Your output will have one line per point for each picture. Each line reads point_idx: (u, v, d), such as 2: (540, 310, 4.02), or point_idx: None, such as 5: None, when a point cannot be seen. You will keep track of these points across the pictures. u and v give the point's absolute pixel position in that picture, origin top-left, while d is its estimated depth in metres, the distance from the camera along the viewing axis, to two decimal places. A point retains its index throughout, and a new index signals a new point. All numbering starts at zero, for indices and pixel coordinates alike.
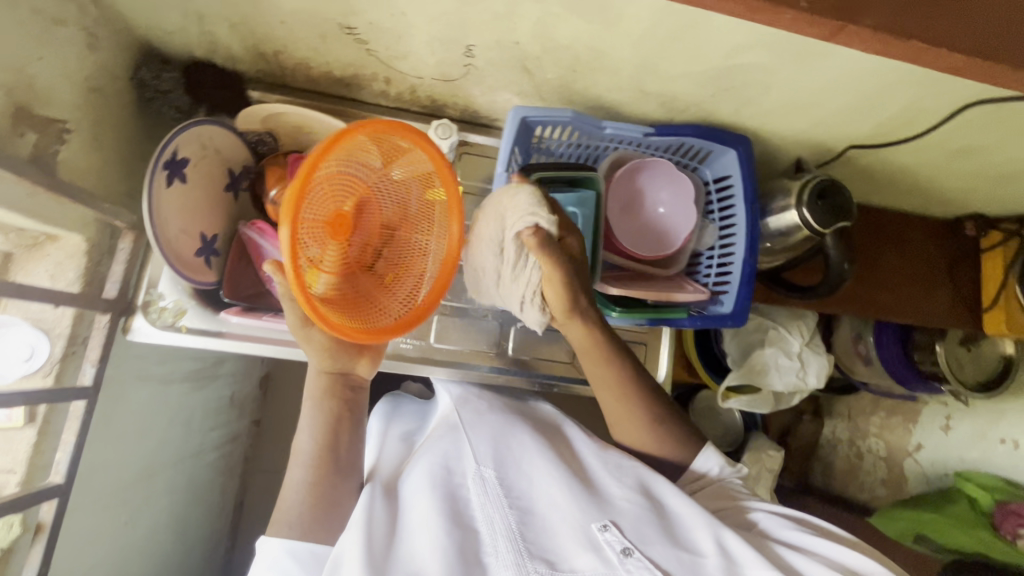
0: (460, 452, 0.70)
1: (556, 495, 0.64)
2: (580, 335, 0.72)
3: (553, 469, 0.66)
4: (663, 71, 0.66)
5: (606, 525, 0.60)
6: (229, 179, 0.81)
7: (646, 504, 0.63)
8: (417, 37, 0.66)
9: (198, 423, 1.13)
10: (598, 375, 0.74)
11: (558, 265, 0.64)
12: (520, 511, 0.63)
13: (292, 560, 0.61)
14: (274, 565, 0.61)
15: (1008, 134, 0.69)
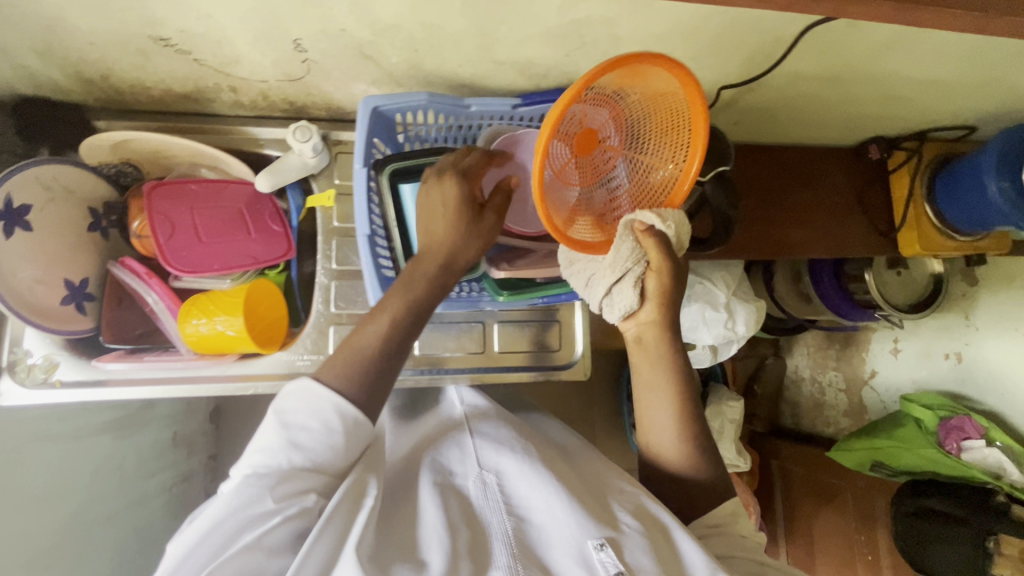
0: (466, 454, 0.68)
1: (553, 504, 0.60)
2: (652, 342, 0.71)
3: (554, 480, 0.63)
4: (506, 38, 0.63)
5: (602, 544, 0.57)
6: (91, 218, 0.76)
7: (642, 529, 0.60)
8: (239, 39, 0.61)
9: (136, 471, 1.09)
10: (656, 390, 0.71)
11: (666, 263, 0.65)
12: (516, 519, 0.59)
13: (332, 415, 0.54)
14: (314, 412, 0.54)
15: (870, 51, 0.66)
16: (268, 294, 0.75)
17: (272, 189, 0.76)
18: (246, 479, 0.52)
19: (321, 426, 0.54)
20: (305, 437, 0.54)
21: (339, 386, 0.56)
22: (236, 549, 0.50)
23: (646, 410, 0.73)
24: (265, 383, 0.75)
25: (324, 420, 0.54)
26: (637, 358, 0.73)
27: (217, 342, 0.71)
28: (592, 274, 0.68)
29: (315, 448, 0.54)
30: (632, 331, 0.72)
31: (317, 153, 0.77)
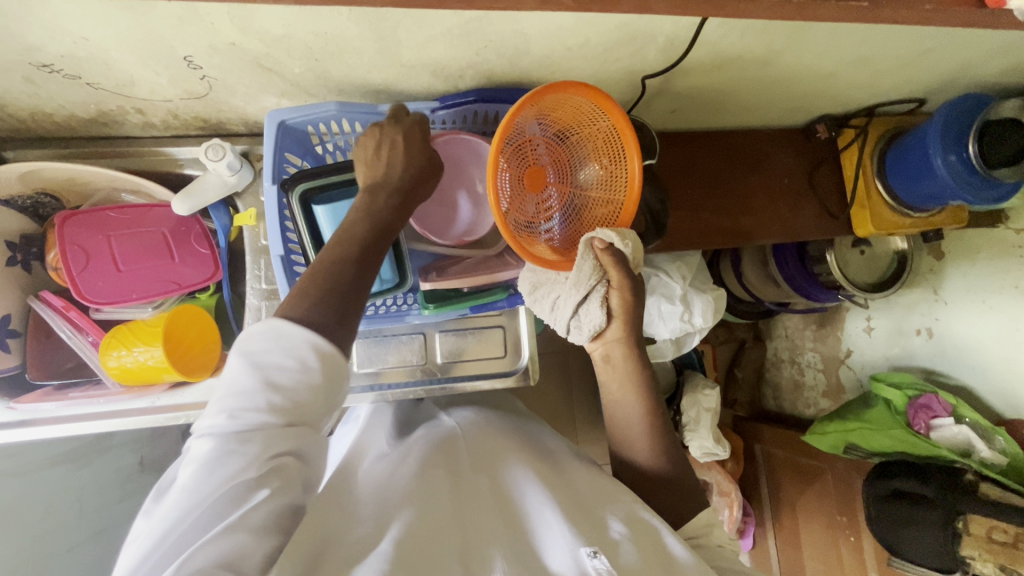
0: (463, 462, 0.68)
1: (546, 514, 0.58)
2: (620, 359, 0.69)
3: (548, 495, 0.61)
4: (406, 41, 0.60)
5: (595, 551, 0.53)
6: (9, 253, 0.73)
7: (632, 535, 0.57)
8: (126, 60, 0.58)
9: (96, 501, 1.07)
10: (625, 403, 0.69)
11: (627, 281, 0.64)
12: (508, 524, 0.57)
13: (308, 352, 0.47)
14: (287, 352, 0.47)
15: (791, 33, 0.64)
16: (194, 317, 0.73)
17: (190, 212, 0.74)
18: (216, 440, 0.45)
19: (298, 369, 0.47)
20: (281, 378, 0.47)
21: (308, 320, 0.49)
22: (217, 530, 0.45)
23: (615, 421, 0.71)
24: (195, 410, 0.73)
25: (300, 358, 0.47)
26: (605, 376, 0.71)
27: (141, 373, 0.70)
28: (557, 295, 0.67)
29: (294, 390, 0.47)
30: (600, 351, 0.70)
31: (235, 173, 0.74)
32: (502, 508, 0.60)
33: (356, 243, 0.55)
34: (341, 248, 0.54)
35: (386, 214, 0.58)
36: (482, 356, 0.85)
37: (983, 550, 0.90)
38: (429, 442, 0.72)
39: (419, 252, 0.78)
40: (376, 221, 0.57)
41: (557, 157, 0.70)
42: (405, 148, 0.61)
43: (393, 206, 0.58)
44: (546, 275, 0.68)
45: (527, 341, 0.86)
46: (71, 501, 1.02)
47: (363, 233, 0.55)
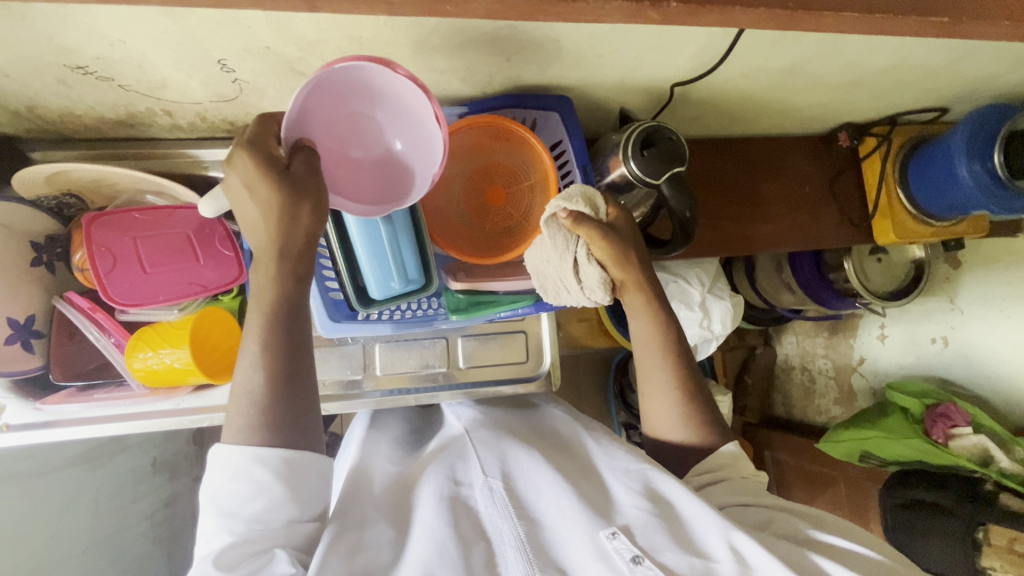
0: (468, 463, 0.66)
1: (560, 501, 0.59)
2: (638, 308, 0.70)
3: (561, 480, 0.61)
4: (440, 46, 0.60)
5: (614, 533, 0.55)
6: (34, 254, 0.73)
7: (653, 508, 0.58)
8: (160, 63, 0.58)
9: (109, 503, 1.07)
10: (651, 365, 0.70)
11: (600, 229, 0.65)
12: (529, 521, 0.57)
13: (247, 461, 0.51)
14: (233, 471, 0.51)
15: (822, 42, 0.64)
16: (218, 318, 0.73)
17: None
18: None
19: (247, 484, 0.50)
20: (234, 502, 0.51)
21: (250, 437, 0.52)
22: None
23: (649, 406, 0.71)
24: (218, 413, 0.73)
25: (238, 475, 0.51)
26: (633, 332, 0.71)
27: (168, 375, 0.70)
28: (560, 279, 0.68)
29: (247, 504, 0.51)
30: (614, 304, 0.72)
31: None
32: (513, 498, 0.60)
33: (282, 334, 0.54)
34: (256, 351, 0.53)
35: (279, 290, 0.54)
36: (502, 361, 0.85)
37: (1005, 561, 0.90)
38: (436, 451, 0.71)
39: (443, 255, 0.78)
40: (278, 300, 0.54)
41: (501, 165, 0.73)
42: (253, 196, 0.50)
43: (300, 272, 0.55)
44: (535, 266, 0.69)
45: (548, 346, 0.86)
46: (86, 502, 1.02)
47: (278, 325, 0.54)
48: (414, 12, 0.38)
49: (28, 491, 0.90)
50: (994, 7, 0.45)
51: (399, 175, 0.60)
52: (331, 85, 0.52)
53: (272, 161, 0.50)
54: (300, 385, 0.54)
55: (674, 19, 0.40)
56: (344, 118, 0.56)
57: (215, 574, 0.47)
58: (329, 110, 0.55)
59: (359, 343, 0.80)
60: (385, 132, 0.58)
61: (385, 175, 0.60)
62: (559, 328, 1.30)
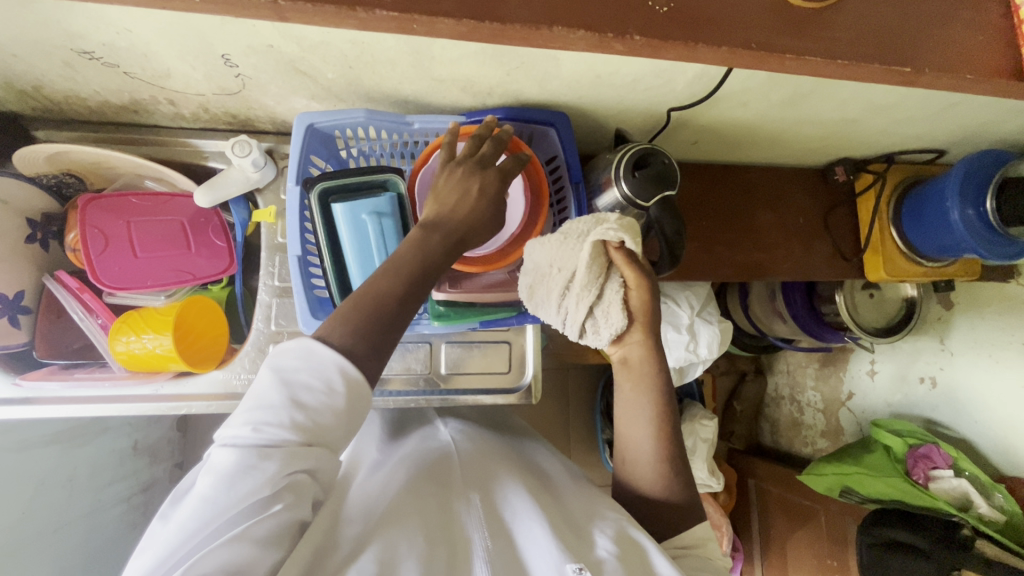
0: (450, 479, 0.66)
1: (533, 529, 0.58)
2: (637, 363, 0.68)
3: (537, 510, 0.61)
4: (440, 57, 0.61)
5: (582, 567, 0.53)
6: (29, 230, 0.75)
7: (619, 551, 0.57)
8: (165, 53, 0.60)
9: (86, 482, 1.07)
10: (635, 408, 0.68)
11: (643, 280, 0.63)
12: (496, 539, 0.57)
13: (338, 377, 0.48)
14: (318, 370, 0.48)
15: (818, 79, 0.65)
16: (203, 309, 0.74)
17: (211, 204, 0.74)
18: (236, 452, 0.45)
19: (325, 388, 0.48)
20: (307, 397, 0.48)
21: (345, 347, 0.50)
22: (227, 538, 0.45)
23: (626, 442, 0.70)
24: (198, 403, 0.73)
25: (325, 379, 0.48)
26: (621, 379, 0.70)
27: (148, 360, 0.70)
28: (562, 293, 0.64)
29: (317, 410, 0.47)
30: (618, 353, 0.70)
31: (260, 168, 0.75)
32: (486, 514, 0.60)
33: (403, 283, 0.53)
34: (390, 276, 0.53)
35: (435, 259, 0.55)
36: (486, 369, 0.85)
37: None
38: (419, 462, 0.70)
39: None
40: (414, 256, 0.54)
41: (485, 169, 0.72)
42: (474, 190, 0.58)
43: (443, 246, 0.56)
44: (542, 265, 0.64)
45: (533, 357, 0.86)
46: (64, 481, 1.02)
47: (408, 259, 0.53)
48: (393, 26, 0.39)
49: (8, 464, 0.91)
50: (965, 60, 0.46)
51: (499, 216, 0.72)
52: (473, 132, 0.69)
53: (499, 182, 0.60)
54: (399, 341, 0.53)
55: (639, 50, 0.42)
56: None
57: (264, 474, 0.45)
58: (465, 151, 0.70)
59: None
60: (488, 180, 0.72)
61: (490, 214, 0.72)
62: (548, 341, 1.30)
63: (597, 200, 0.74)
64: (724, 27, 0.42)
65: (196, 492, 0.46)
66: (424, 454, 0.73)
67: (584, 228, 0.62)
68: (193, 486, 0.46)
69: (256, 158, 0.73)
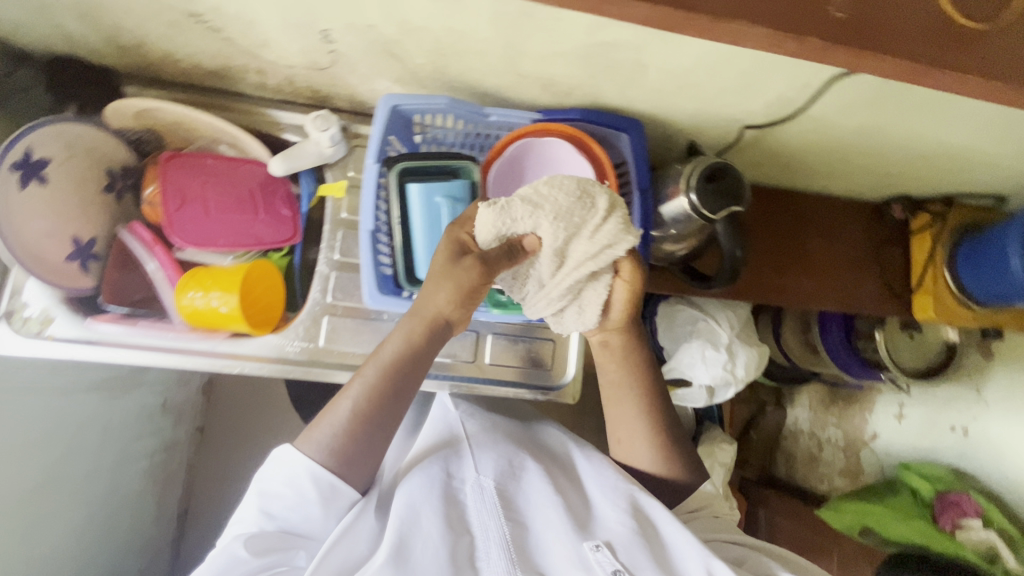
0: (463, 462, 0.69)
1: (550, 513, 0.63)
2: (616, 347, 0.72)
3: (552, 491, 0.65)
4: (531, 52, 0.62)
5: (597, 545, 0.59)
6: (107, 180, 0.78)
7: (637, 527, 0.61)
8: (268, 23, 0.62)
9: (118, 433, 1.10)
10: (619, 390, 0.74)
11: (634, 274, 0.64)
12: (515, 523, 0.62)
13: (309, 483, 0.60)
14: (291, 482, 0.61)
15: (897, 112, 0.65)
16: (266, 274, 0.76)
17: (285, 173, 0.76)
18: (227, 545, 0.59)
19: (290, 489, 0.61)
20: (276, 500, 0.61)
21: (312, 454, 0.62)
22: None
23: (613, 420, 0.75)
24: (252, 363, 0.75)
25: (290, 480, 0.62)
26: (601, 360, 0.74)
27: (210, 317, 0.72)
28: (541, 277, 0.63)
29: (285, 504, 0.61)
30: (597, 338, 0.72)
31: (334, 144, 0.77)
32: (499, 502, 0.63)
33: (373, 396, 0.64)
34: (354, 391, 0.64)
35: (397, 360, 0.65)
36: (527, 364, 0.85)
37: None
38: (426, 444, 0.73)
39: None
40: (379, 383, 0.64)
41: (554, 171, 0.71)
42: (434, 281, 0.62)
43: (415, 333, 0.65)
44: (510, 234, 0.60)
45: (574, 357, 0.86)
46: (102, 429, 1.05)
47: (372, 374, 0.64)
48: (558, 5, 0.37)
49: (55, 407, 0.93)
50: None
51: None
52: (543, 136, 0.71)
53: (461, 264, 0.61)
54: (383, 434, 0.65)
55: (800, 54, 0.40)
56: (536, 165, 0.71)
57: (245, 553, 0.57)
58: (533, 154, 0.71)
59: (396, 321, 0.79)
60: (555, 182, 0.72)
61: None
62: None
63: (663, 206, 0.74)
64: (893, 39, 0.40)
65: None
66: (430, 436, 0.74)
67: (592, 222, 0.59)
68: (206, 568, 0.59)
69: (333, 134, 0.75)
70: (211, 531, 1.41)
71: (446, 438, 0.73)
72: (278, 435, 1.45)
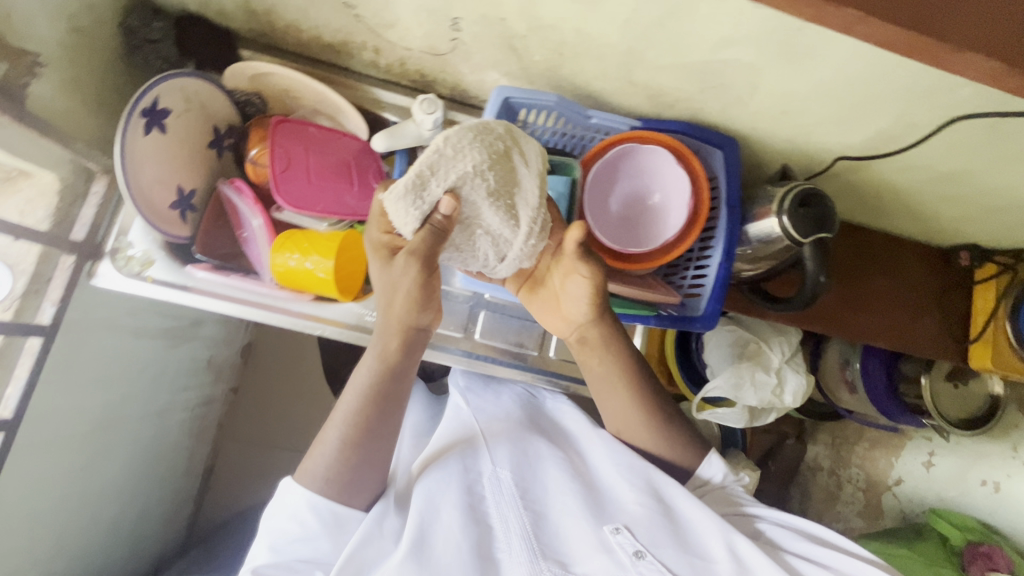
0: (479, 458, 0.75)
1: (568, 502, 0.70)
2: (595, 343, 0.70)
3: (567, 480, 0.72)
4: (648, 62, 0.65)
5: (617, 529, 0.66)
6: (213, 137, 0.81)
7: (656, 507, 0.67)
8: (403, 6, 0.65)
9: (171, 382, 1.12)
10: (606, 385, 0.73)
11: (594, 268, 0.64)
12: (534, 513, 0.69)
13: (312, 515, 0.65)
14: (295, 516, 0.65)
15: (994, 158, 0.66)
16: (358, 245, 0.78)
17: (385, 150, 0.79)
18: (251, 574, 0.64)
19: (297, 522, 0.65)
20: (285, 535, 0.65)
21: (314, 483, 0.66)
22: None
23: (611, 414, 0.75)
24: (333, 327, 0.78)
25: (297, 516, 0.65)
26: (585, 358, 0.72)
27: (300, 277, 0.75)
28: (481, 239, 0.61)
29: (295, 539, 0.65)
30: (574, 334, 0.71)
31: (435, 129, 0.79)
32: (514, 496, 0.70)
33: (358, 423, 0.66)
34: (337, 418, 0.67)
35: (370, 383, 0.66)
36: None
37: None
38: (443, 438, 0.79)
39: None
40: (359, 410, 0.66)
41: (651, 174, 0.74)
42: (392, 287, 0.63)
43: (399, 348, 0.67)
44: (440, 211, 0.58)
45: None
46: (163, 377, 1.08)
47: (352, 402, 0.66)
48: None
49: (134, 350, 0.97)
50: None
51: (659, 220, 0.74)
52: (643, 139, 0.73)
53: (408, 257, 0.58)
54: (372, 455, 0.67)
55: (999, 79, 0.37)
56: (636, 166, 0.74)
57: None
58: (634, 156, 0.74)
59: (467, 304, 0.85)
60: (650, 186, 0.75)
61: (652, 221, 0.75)
62: None
63: (749, 225, 0.77)
64: None
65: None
66: (446, 431, 0.80)
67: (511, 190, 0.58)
68: None
69: (438, 118, 0.77)
70: (233, 490, 1.45)
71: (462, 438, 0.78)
72: (311, 406, 1.47)
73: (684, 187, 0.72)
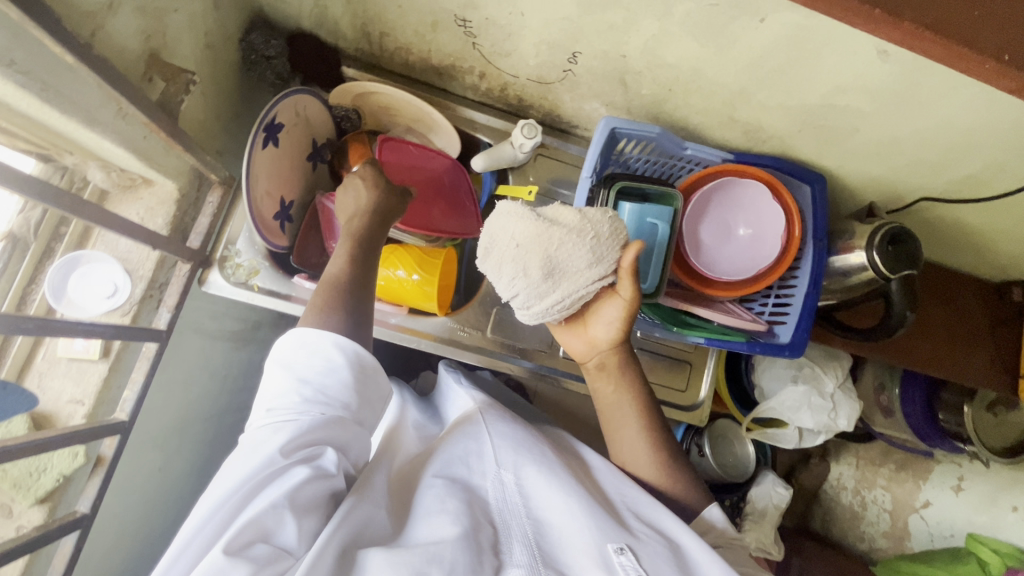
0: (483, 451, 0.62)
1: (569, 502, 0.55)
2: (614, 368, 0.68)
3: (574, 481, 0.58)
4: (757, 102, 0.68)
5: (621, 548, 0.51)
6: (312, 150, 0.82)
7: (663, 540, 0.54)
8: (527, 38, 0.68)
9: (231, 386, 1.07)
10: (618, 408, 0.68)
11: (633, 292, 0.63)
12: (534, 523, 0.55)
13: (338, 354, 0.53)
14: (314, 353, 0.53)
15: None
16: (451, 264, 0.83)
17: (482, 169, 0.83)
18: (254, 447, 0.49)
19: (324, 363, 0.52)
20: (315, 383, 0.52)
21: (328, 326, 0.55)
22: (241, 521, 0.45)
23: (618, 439, 0.68)
24: (427, 341, 0.81)
25: (324, 352, 0.53)
26: (598, 386, 0.70)
27: (404, 291, 0.79)
28: (517, 276, 0.60)
29: (323, 383, 0.52)
30: (593, 360, 0.69)
31: (530, 150, 0.82)
32: (520, 500, 0.57)
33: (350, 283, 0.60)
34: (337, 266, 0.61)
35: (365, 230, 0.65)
36: (665, 382, 0.88)
37: None
38: (447, 431, 0.68)
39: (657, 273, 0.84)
40: (347, 270, 0.60)
41: (745, 207, 0.77)
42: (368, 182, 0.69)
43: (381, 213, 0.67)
44: (511, 240, 0.60)
45: (704, 382, 0.90)
46: (234, 378, 1.08)
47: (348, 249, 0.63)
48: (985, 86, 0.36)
49: (210, 351, 0.96)
50: None
51: (753, 252, 0.77)
52: (737, 174, 0.77)
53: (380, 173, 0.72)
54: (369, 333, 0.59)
55: None
56: (731, 199, 0.77)
57: (275, 453, 0.47)
58: (731, 189, 0.76)
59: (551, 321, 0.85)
60: (744, 217, 0.77)
61: (746, 251, 0.77)
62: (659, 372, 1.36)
63: (833, 258, 0.81)
64: None
65: (222, 477, 0.48)
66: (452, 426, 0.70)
67: (574, 247, 0.59)
68: (209, 488, 0.47)
69: (535, 143, 0.80)
70: None
71: (468, 433, 0.65)
72: None
73: (779, 222, 0.75)
